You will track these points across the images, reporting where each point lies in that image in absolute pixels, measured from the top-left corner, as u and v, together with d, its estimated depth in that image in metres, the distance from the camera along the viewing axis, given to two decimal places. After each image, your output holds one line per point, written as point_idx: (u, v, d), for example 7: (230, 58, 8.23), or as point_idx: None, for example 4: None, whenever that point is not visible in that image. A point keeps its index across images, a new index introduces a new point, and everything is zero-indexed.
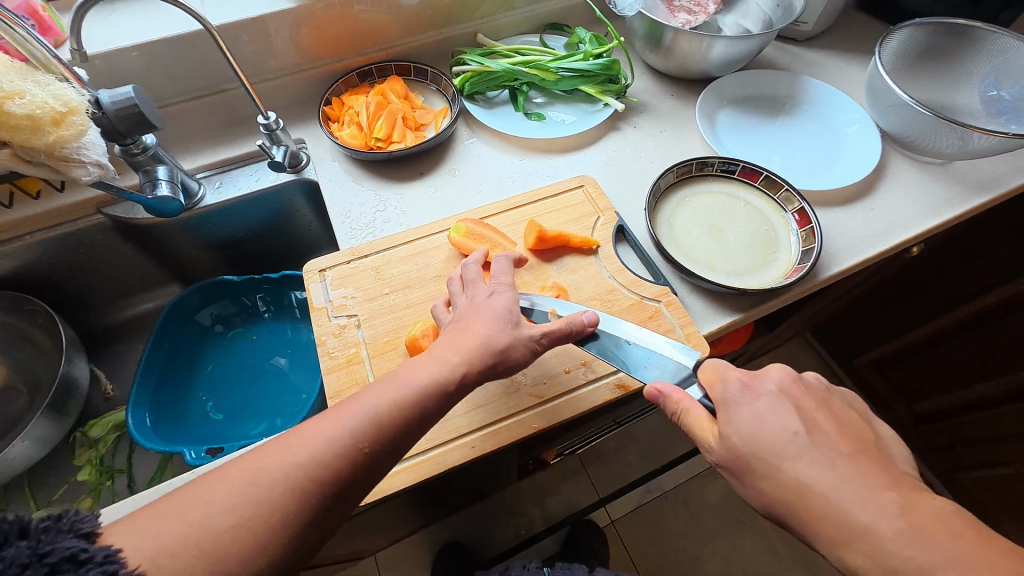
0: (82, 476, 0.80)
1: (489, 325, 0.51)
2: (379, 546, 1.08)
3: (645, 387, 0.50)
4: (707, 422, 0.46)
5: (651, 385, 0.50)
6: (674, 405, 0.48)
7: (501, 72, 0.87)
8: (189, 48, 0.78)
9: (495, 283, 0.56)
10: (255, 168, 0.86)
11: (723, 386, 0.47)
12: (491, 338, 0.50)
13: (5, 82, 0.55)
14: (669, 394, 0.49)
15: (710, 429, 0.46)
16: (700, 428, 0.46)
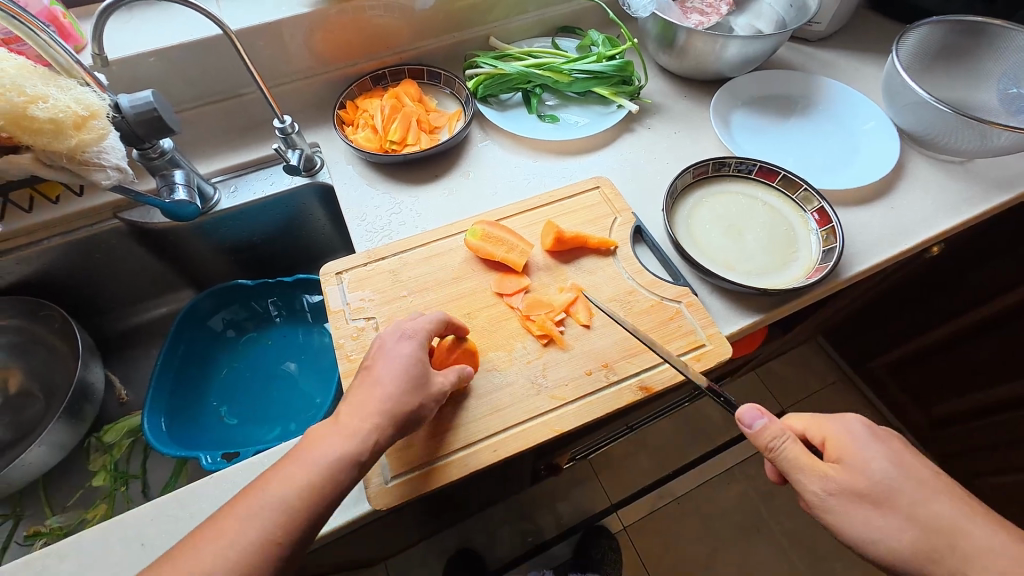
0: (97, 481, 0.81)
1: (397, 384, 0.50)
2: (386, 555, 1.07)
3: (749, 406, 0.51)
4: (813, 457, 0.49)
5: (753, 405, 0.52)
6: (780, 433, 0.51)
7: (516, 75, 0.87)
8: (205, 53, 0.79)
9: (412, 327, 0.54)
10: (269, 172, 0.86)
11: (844, 427, 0.50)
12: (404, 398, 0.50)
13: (28, 87, 0.56)
14: (775, 421, 0.51)
15: (817, 463, 0.49)
16: (807, 459, 0.49)
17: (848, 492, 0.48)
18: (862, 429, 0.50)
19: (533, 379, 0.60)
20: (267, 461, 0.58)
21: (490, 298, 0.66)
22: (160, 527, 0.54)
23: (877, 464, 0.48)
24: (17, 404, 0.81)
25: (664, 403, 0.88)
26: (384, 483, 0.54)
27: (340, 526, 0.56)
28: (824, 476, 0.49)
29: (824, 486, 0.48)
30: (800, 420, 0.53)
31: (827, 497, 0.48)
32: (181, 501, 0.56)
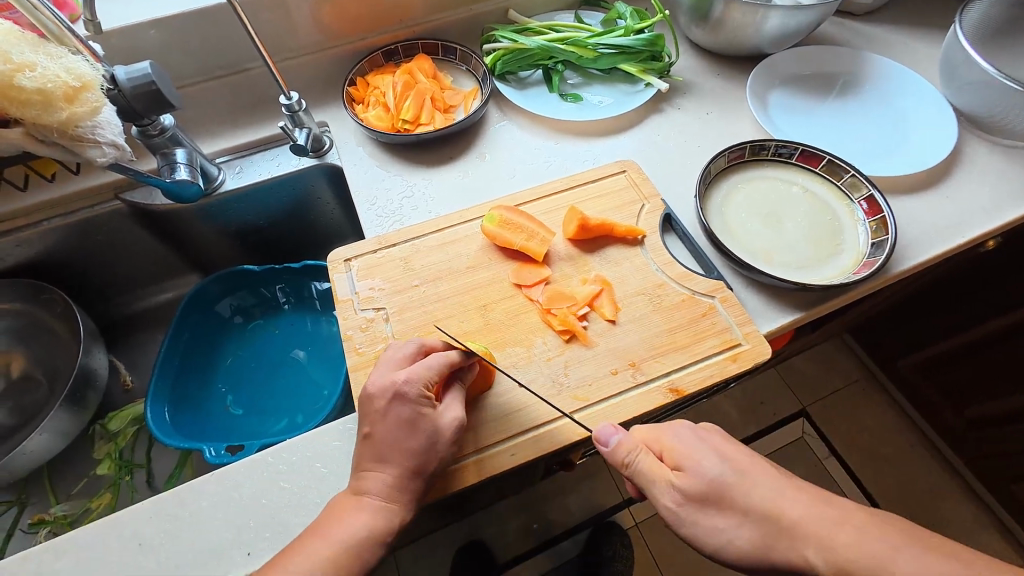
0: (102, 470, 0.79)
1: None
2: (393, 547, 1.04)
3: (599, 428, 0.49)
4: (658, 468, 0.48)
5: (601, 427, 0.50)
6: (627, 450, 0.49)
7: (536, 50, 0.81)
8: (207, 23, 0.74)
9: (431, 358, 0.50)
10: (276, 152, 0.82)
11: (675, 432, 0.49)
12: None
13: (14, 53, 0.52)
14: (622, 436, 0.49)
15: (661, 474, 0.48)
16: (653, 472, 0.48)
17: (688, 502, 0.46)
18: (690, 432, 0.49)
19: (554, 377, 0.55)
20: (271, 459, 0.54)
21: (508, 289, 0.62)
22: (159, 526, 0.51)
23: (711, 462, 0.47)
24: (21, 389, 0.79)
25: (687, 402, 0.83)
26: None
27: None
28: (671, 490, 0.47)
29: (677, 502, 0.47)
30: (627, 429, 0.52)
31: (679, 510, 0.46)
32: (180, 499, 0.52)
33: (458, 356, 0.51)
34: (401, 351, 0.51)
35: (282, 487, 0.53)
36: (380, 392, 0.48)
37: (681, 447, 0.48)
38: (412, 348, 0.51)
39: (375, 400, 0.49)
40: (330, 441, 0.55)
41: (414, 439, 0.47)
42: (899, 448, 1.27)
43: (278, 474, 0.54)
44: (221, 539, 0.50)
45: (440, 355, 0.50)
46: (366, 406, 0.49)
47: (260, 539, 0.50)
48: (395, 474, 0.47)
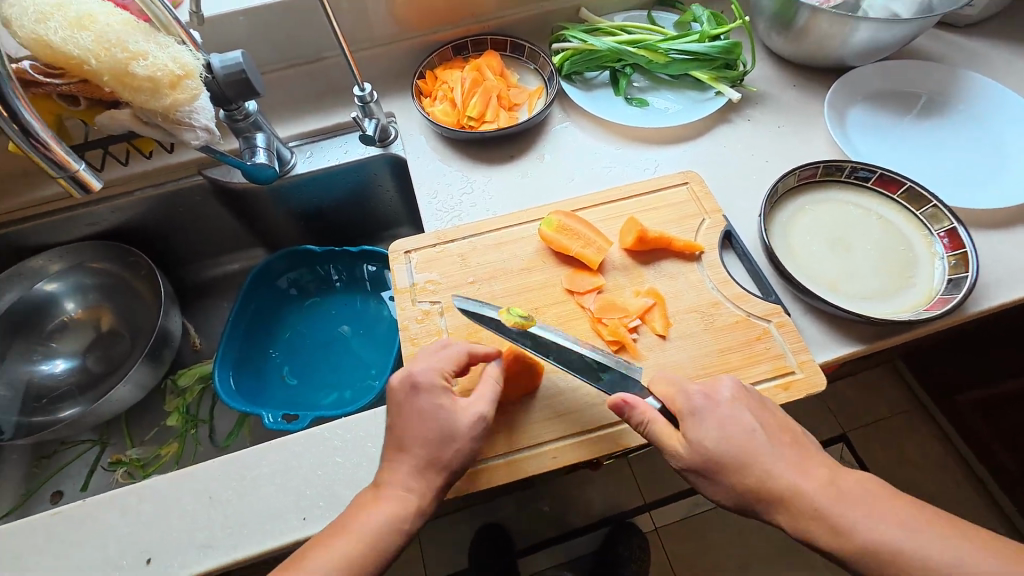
0: (171, 421, 0.87)
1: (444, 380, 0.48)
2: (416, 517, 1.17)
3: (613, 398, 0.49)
4: (672, 431, 0.48)
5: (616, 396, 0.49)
6: (640, 415, 0.49)
7: (606, 52, 0.81)
8: (294, 13, 0.77)
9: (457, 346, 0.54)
10: (345, 139, 0.85)
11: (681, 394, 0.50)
12: None
13: (131, 43, 0.56)
14: (636, 405, 0.49)
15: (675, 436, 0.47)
16: (667, 436, 0.47)
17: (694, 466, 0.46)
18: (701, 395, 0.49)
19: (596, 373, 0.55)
20: (327, 434, 0.58)
21: (560, 295, 0.63)
22: (227, 483, 0.56)
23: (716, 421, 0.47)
24: (107, 342, 0.87)
25: None
26: None
27: None
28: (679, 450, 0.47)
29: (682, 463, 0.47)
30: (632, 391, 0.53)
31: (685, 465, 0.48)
32: (246, 461, 0.57)
33: (481, 348, 0.55)
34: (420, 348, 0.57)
35: (336, 461, 0.57)
36: (411, 380, 0.50)
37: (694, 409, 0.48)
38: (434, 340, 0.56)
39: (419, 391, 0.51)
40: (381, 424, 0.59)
41: (463, 434, 0.50)
42: (946, 485, 1.20)
43: (333, 448, 0.58)
44: (280, 501, 0.55)
45: (463, 343, 0.56)
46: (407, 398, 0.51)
47: (315, 507, 0.54)
48: (446, 466, 0.50)
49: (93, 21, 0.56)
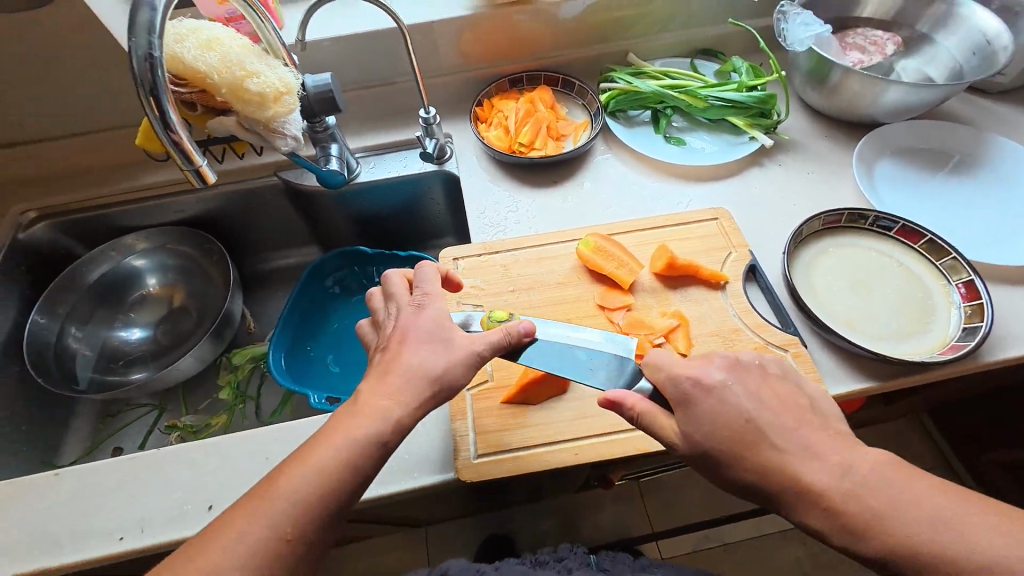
0: (223, 395, 0.95)
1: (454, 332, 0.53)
2: (432, 517, 1.22)
3: (602, 398, 0.50)
4: (667, 423, 0.50)
5: (605, 396, 0.50)
6: (631, 409, 0.50)
7: (649, 94, 0.88)
8: (375, 43, 0.88)
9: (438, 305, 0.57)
10: (405, 154, 0.94)
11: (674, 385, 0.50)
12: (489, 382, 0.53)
13: (248, 64, 0.67)
14: (626, 401, 0.50)
15: (669, 427, 0.49)
16: (662, 429, 0.49)
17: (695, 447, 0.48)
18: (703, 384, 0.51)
19: (586, 365, 0.56)
20: None
21: (593, 310, 0.69)
22: (282, 447, 0.63)
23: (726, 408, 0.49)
24: (176, 317, 0.97)
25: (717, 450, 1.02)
26: (471, 458, 0.59)
27: (422, 489, 0.60)
28: (675, 435, 0.49)
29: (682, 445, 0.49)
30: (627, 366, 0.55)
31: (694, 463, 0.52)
32: (300, 431, 0.64)
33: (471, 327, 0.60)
34: (394, 285, 0.57)
35: None
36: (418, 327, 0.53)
37: (684, 395, 0.49)
38: (431, 275, 0.56)
39: (429, 339, 0.52)
40: None
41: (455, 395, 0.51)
42: None
43: None
44: None
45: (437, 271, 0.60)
46: (415, 346, 0.51)
47: None
48: None
49: (220, 43, 0.66)
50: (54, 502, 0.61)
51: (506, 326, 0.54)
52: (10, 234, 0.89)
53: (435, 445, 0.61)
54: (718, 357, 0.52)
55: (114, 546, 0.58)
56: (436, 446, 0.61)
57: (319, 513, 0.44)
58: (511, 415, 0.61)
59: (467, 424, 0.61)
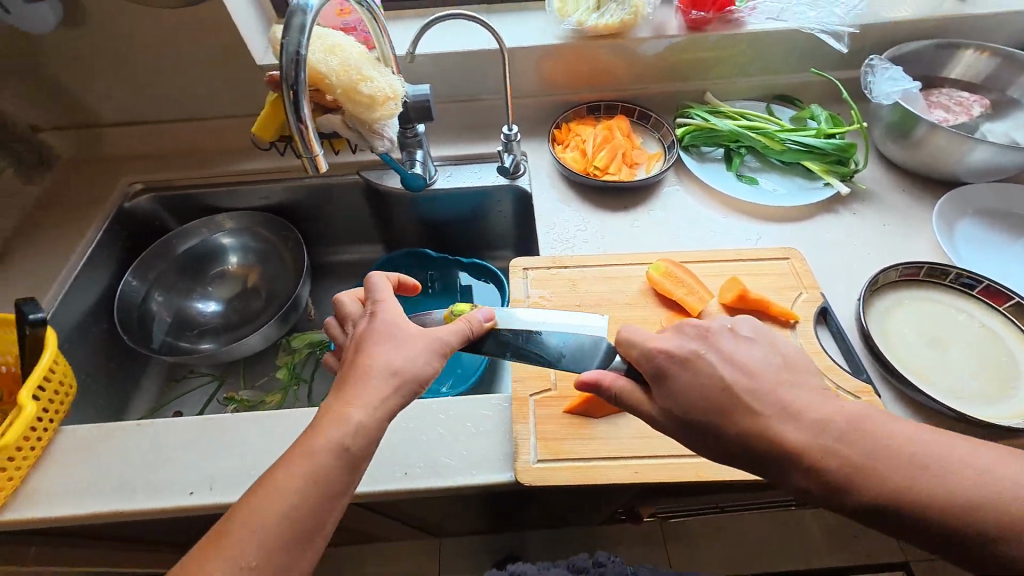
0: (280, 375, 0.99)
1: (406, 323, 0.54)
2: (452, 528, 1.22)
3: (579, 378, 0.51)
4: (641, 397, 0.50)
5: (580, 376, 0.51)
6: (608, 387, 0.50)
7: (725, 132, 0.91)
8: (468, 62, 0.94)
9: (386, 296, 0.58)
10: (481, 166, 0.99)
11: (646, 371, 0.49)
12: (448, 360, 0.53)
13: (364, 70, 0.72)
14: (602, 380, 0.51)
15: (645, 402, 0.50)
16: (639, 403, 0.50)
17: (681, 422, 0.48)
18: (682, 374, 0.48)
19: (558, 349, 0.59)
20: (435, 407, 0.66)
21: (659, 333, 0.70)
22: None
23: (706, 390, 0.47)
24: (248, 296, 1.03)
25: (757, 498, 0.99)
26: (531, 462, 0.60)
27: (479, 486, 0.61)
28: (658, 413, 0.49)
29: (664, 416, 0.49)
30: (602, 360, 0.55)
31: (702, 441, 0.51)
32: None
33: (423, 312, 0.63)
34: (346, 308, 0.60)
35: (439, 431, 0.64)
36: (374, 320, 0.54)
37: (660, 370, 0.48)
38: (374, 281, 0.57)
39: (377, 338, 0.53)
40: (482, 409, 0.66)
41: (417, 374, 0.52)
42: None
43: (438, 418, 0.65)
44: (387, 454, 0.63)
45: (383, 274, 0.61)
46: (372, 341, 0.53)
47: (415, 466, 0.62)
48: None
49: (342, 49, 0.72)
50: (132, 453, 0.65)
51: (466, 316, 0.58)
52: (118, 202, 0.97)
53: (495, 445, 0.63)
54: (689, 327, 0.50)
55: (184, 500, 0.61)
56: (495, 445, 0.63)
57: (311, 501, 0.45)
58: (573, 425, 0.62)
59: (529, 428, 0.62)
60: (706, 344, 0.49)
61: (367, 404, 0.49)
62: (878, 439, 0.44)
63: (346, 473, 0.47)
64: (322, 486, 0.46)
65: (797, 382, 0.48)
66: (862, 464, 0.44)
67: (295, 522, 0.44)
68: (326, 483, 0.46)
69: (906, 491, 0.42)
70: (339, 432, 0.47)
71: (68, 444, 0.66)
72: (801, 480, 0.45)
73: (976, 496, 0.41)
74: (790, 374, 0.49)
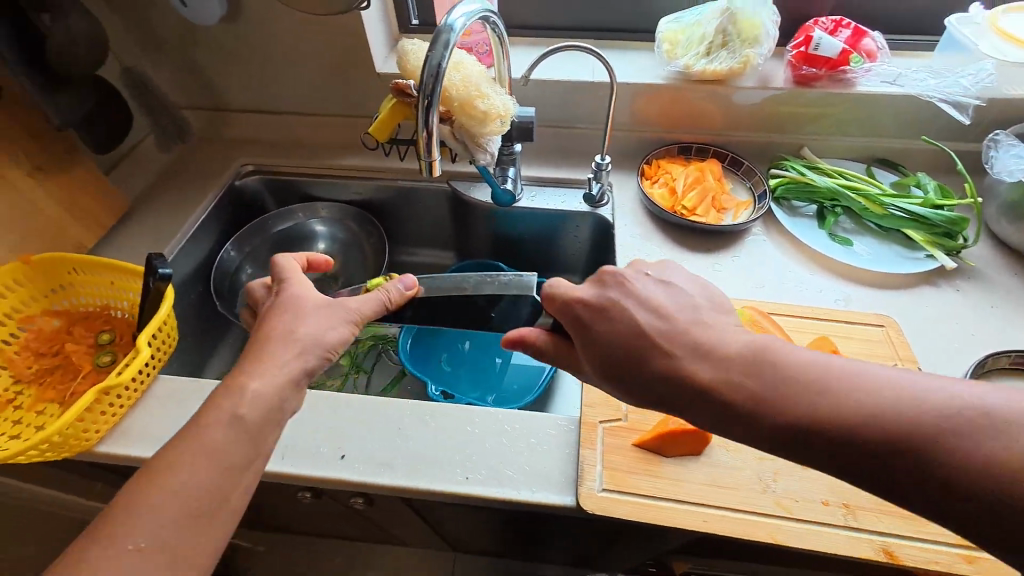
0: (343, 362, 1.02)
1: (304, 294, 0.62)
2: (475, 544, 1.20)
3: (505, 341, 0.57)
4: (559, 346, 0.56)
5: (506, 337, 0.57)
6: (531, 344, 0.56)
7: (823, 189, 0.89)
8: (569, 92, 0.98)
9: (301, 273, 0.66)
10: (566, 191, 1.01)
11: (573, 312, 0.52)
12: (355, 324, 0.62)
13: (482, 87, 0.76)
14: (524, 339, 0.56)
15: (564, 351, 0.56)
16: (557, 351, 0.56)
17: (603, 367, 0.51)
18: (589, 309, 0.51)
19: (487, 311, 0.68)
20: (502, 417, 0.67)
21: None
22: (415, 422, 0.67)
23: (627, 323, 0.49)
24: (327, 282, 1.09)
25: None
26: (595, 489, 0.59)
27: (539, 506, 0.61)
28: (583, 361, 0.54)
29: (590, 363, 0.52)
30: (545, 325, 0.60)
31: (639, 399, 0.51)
32: (434, 412, 0.68)
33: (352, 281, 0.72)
34: (255, 295, 0.65)
35: (504, 442, 0.65)
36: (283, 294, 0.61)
37: (581, 319, 0.51)
38: (282, 262, 0.64)
39: (289, 311, 0.60)
40: (550, 428, 0.66)
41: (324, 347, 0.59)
42: None
43: (503, 428, 0.66)
44: (451, 455, 0.64)
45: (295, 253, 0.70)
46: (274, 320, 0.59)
47: (477, 472, 0.62)
48: None
49: (464, 66, 0.77)
50: None
51: (385, 288, 0.68)
52: (231, 180, 1.06)
53: (559, 466, 0.62)
54: (609, 276, 0.53)
55: None
56: (559, 466, 0.62)
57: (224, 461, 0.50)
58: (642, 459, 0.61)
59: (596, 455, 0.62)
60: (613, 286, 0.52)
61: (269, 381, 0.55)
62: (780, 365, 0.44)
63: (246, 440, 0.52)
64: (227, 462, 0.50)
65: (713, 324, 0.49)
66: (772, 396, 0.43)
67: (206, 498, 0.49)
68: (228, 452, 0.51)
69: (821, 421, 0.41)
70: (232, 401, 0.53)
71: (163, 392, 0.71)
72: (717, 415, 0.46)
73: (881, 406, 0.40)
74: (705, 313, 0.50)
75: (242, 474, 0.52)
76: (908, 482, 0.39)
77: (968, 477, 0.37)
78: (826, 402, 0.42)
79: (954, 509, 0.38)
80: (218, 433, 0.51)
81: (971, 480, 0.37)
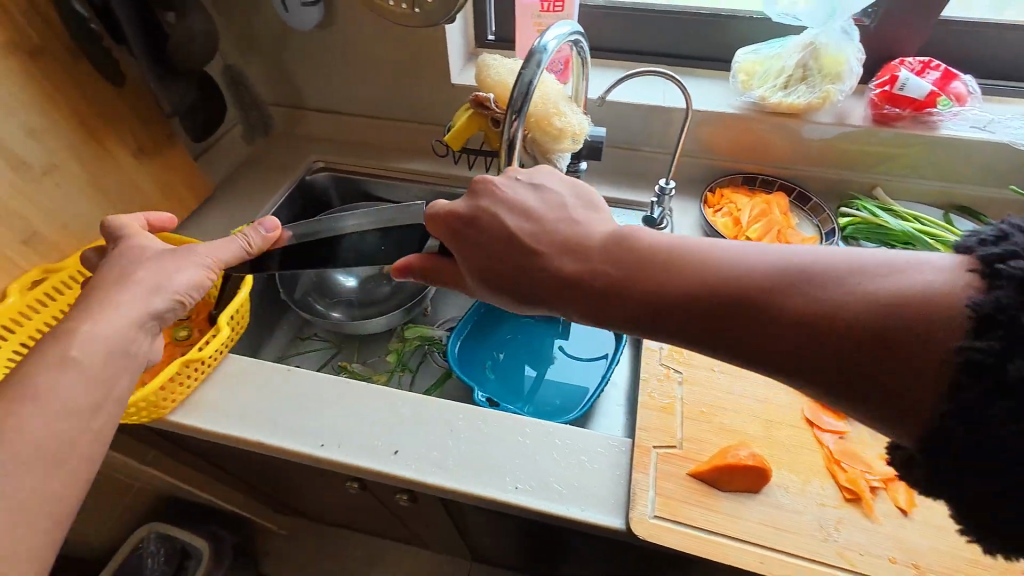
0: (390, 358, 1.04)
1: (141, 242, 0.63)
2: (497, 556, 1.20)
3: (394, 272, 0.57)
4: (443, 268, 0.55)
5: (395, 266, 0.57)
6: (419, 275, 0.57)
7: (897, 232, 0.86)
8: (637, 114, 0.99)
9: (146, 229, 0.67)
10: (624, 212, 1.01)
11: (449, 227, 0.53)
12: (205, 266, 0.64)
13: (559, 105, 0.78)
14: (411, 268, 0.56)
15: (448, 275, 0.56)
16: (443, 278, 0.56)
17: (485, 278, 0.52)
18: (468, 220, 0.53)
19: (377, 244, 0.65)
20: (554, 430, 0.67)
21: (799, 421, 0.66)
22: (468, 426, 0.68)
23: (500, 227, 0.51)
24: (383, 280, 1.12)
25: None
26: (647, 515, 0.58)
27: (588, 525, 0.60)
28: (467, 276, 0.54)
29: (473, 277, 0.53)
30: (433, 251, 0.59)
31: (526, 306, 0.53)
32: (486, 418, 0.68)
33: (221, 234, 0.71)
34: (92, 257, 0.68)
35: (555, 456, 0.65)
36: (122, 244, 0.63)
37: (457, 230, 0.53)
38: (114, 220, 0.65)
39: (128, 256, 0.62)
40: (602, 448, 0.65)
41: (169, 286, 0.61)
42: None
43: (554, 442, 0.66)
44: (502, 463, 0.64)
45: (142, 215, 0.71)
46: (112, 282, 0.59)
47: (526, 483, 0.63)
48: None
49: (543, 84, 0.79)
50: (277, 395, 0.72)
51: (245, 233, 0.67)
52: (302, 174, 1.12)
53: (611, 487, 0.62)
54: (481, 185, 0.54)
55: (315, 450, 0.66)
56: (611, 487, 0.62)
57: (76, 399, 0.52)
58: (697, 491, 0.60)
59: (649, 480, 0.61)
60: (485, 196, 0.53)
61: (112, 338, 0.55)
62: (638, 248, 0.47)
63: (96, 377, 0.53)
64: (71, 407, 0.51)
65: (580, 220, 0.51)
66: (628, 281, 0.46)
67: (52, 447, 0.49)
68: (77, 392, 0.52)
69: (673, 299, 0.44)
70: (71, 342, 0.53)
71: (231, 370, 0.74)
72: (589, 307, 0.48)
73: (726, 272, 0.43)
74: (573, 211, 0.52)
75: (94, 418, 0.53)
76: (761, 346, 0.41)
77: (802, 316, 0.39)
78: (672, 278, 0.45)
79: (786, 362, 0.40)
80: (57, 387, 0.50)
81: (809, 337, 0.39)
